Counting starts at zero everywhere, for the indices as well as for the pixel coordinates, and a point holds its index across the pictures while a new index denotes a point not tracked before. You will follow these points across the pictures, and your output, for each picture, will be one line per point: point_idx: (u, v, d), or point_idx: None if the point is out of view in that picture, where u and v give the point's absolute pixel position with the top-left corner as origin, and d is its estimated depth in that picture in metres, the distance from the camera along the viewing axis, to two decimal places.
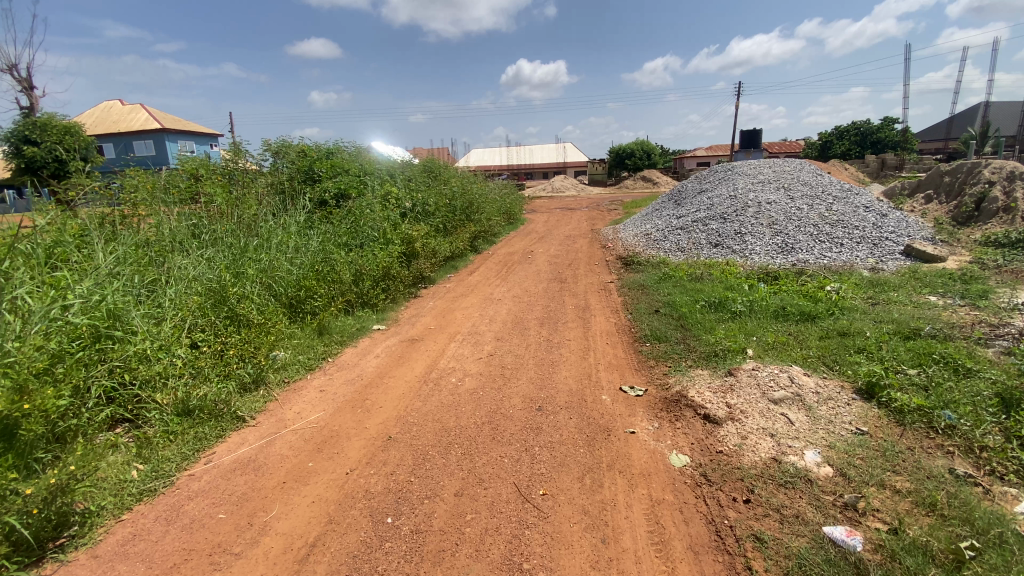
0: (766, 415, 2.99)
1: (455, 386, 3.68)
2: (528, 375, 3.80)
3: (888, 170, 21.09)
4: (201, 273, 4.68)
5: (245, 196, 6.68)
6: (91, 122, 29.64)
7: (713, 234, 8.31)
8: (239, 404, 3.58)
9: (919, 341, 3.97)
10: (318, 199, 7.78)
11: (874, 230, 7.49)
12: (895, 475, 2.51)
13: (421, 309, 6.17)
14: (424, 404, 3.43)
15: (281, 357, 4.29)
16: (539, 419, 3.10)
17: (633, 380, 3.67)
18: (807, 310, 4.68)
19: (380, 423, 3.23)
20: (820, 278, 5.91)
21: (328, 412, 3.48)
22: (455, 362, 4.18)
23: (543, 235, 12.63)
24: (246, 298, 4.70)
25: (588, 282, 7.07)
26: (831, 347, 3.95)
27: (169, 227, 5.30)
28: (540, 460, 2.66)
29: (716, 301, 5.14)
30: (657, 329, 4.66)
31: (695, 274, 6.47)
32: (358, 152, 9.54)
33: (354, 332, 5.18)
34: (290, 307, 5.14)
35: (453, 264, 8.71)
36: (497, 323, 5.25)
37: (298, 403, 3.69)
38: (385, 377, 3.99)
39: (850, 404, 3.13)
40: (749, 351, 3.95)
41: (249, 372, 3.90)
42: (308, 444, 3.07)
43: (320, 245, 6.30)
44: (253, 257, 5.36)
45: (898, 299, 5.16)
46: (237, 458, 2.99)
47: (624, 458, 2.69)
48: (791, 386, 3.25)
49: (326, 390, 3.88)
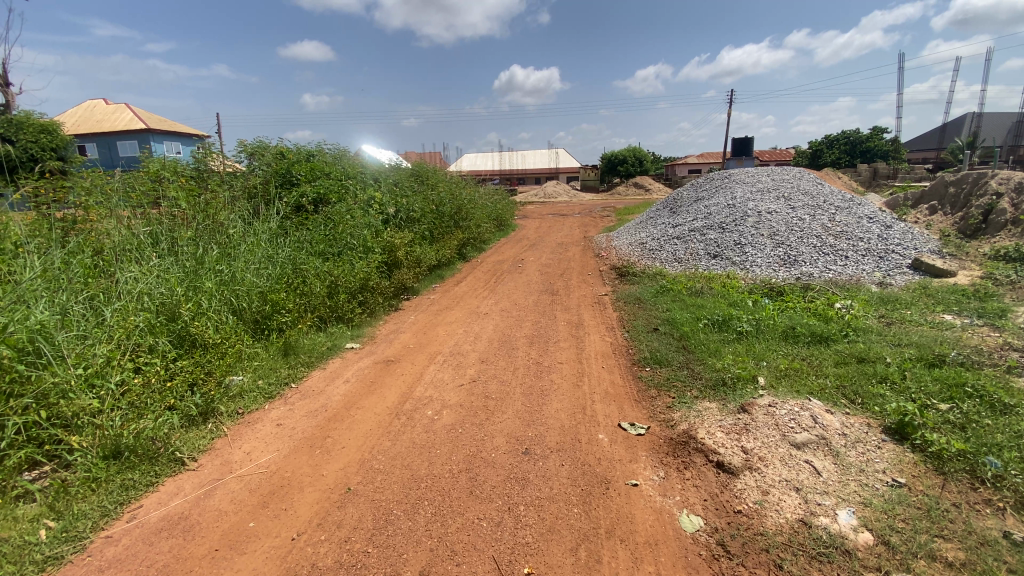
0: (788, 464, 2.57)
1: (430, 421, 3.23)
2: (514, 407, 3.35)
3: (881, 178, 20.98)
4: (151, 286, 4.23)
5: (213, 199, 6.19)
6: (74, 122, 28.88)
7: (712, 244, 7.94)
8: (179, 443, 3.14)
9: (945, 369, 3.58)
10: (294, 204, 7.29)
11: (879, 242, 7.16)
12: (945, 543, 2.10)
13: (400, 324, 5.70)
14: (392, 445, 2.97)
15: (237, 383, 3.83)
16: (524, 466, 2.66)
17: (633, 416, 3.24)
18: (819, 331, 4.29)
19: (340, 469, 2.77)
20: (828, 294, 5.55)
21: (281, 453, 3.02)
22: (433, 390, 3.72)
23: (535, 242, 12.24)
24: (202, 315, 4.21)
25: (581, 295, 6.65)
26: (850, 376, 3.56)
27: (121, 234, 4.82)
28: (525, 524, 2.22)
29: (719, 319, 4.74)
30: (657, 351, 4.25)
31: (694, 287, 6.10)
32: (341, 155, 9.08)
33: (323, 351, 4.71)
34: (254, 324, 4.65)
35: (439, 274, 8.25)
36: (482, 342, 4.82)
37: (248, 440, 3.22)
38: (353, 409, 3.52)
39: (881, 448, 2.73)
40: (760, 380, 3.54)
41: (196, 404, 3.44)
42: (252, 497, 2.62)
43: (293, 255, 5.81)
44: (213, 268, 4.88)
45: (913, 318, 4.80)
46: (166, 515, 2.55)
47: (627, 521, 2.26)
48: (814, 426, 2.84)
49: (283, 423, 3.41)
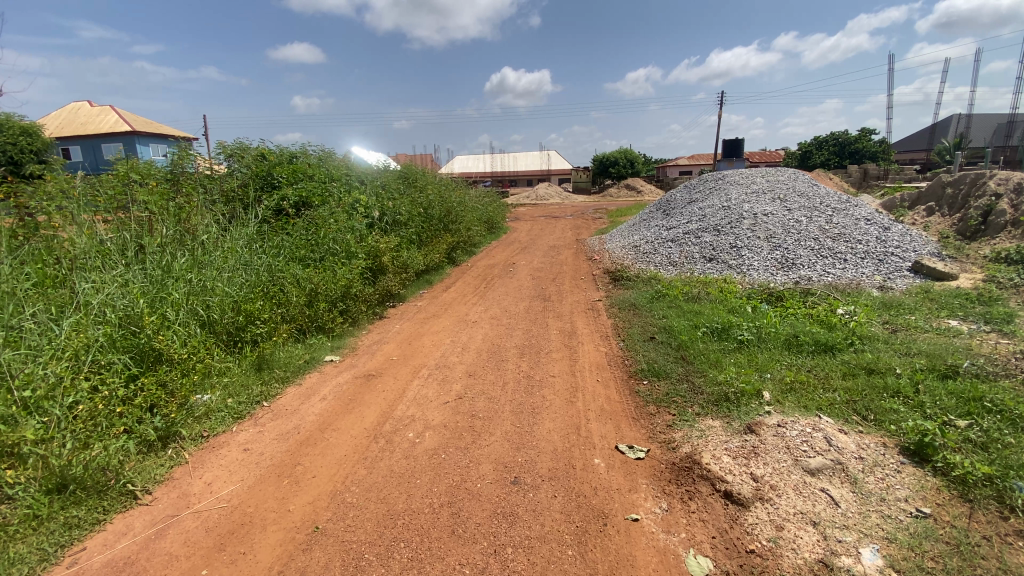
0: (803, 493, 2.34)
1: (411, 445, 2.96)
2: (503, 429, 3.09)
3: (871, 179, 20.98)
4: (113, 297, 3.92)
5: (187, 203, 5.87)
6: (57, 125, 28.17)
7: (708, 247, 7.75)
8: (133, 474, 2.82)
9: (959, 381, 3.39)
10: (274, 208, 6.98)
11: (878, 245, 7.00)
12: None
13: (384, 334, 5.41)
14: (368, 475, 2.69)
15: (203, 402, 3.53)
16: (513, 500, 2.40)
17: (631, 437, 2.99)
18: (823, 340, 4.07)
19: (308, 503, 2.50)
20: (830, 299, 5.34)
21: (244, 484, 2.74)
22: (415, 409, 3.45)
23: (526, 245, 11.98)
24: (168, 327, 3.90)
25: (574, 301, 6.42)
26: (860, 389, 3.34)
27: (84, 241, 4.50)
28: (514, 571, 1.97)
29: (719, 326, 4.52)
30: (655, 363, 4.00)
31: (691, 292, 5.88)
32: (326, 156, 8.79)
33: (300, 365, 4.42)
34: (226, 337, 4.33)
35: (427, 279, 7.97)
36: (469, 353, 4.56)
37: (210, 468, 2.93)
38: (327, 431, 3.24)
39: (900, 472, 2.51)
40: (765, 394, 3.32)
41: (155, 427, 3.13)
42: (209, 538, 2.33)
43: (271, 262, 5.51)
44: (183, 277, 4.56)
45: (919, 324, 4.62)
46: (110, 560, 2.25)
47: (628, 566, 2.01)
48: (829, 450, 2.61)
49: (251, 448, 3.12)
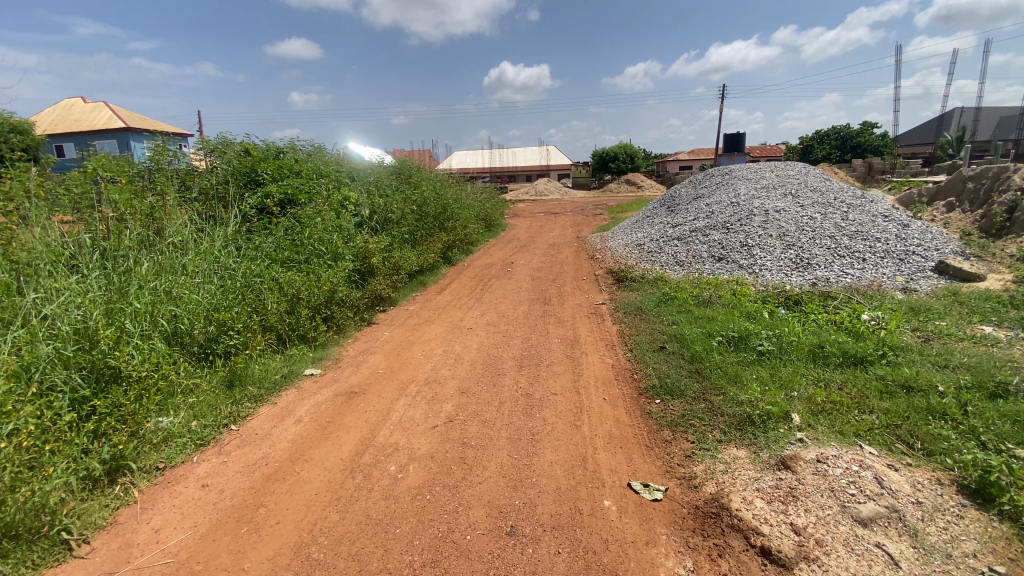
0: (854, 550, 1.96)
1: (392, 482, 2.58)
2: (498, 460, 2.71)
3: (879, 173, 20.43)
4: (65, 306, 3.48)
5: (162, 202, 5.46)
6: (51, 122, 27.74)
7: (716, 246, 7.35)
8: (69, 519, 2.41)
9: (1011, 400, 3.00)
10: (256, 206, 6.54)
11: (898, 243, 6.59)
12: None
13: (371, 343, 5.03)
14: (340, 522, 2.31)
15: (163, 426, 3.15)
16: (508, 559, 2.01)
17: (645, 473, 2.59)
18: (853, 351, 3.67)
19: (266, 560, 2.12)
20: (853, 303, 4.95)
21: (196, 533, 2.36)
22: (399, 435, 3.06)
23: (527, 243, 11.53)
24: (127, 341, 3.46)
25: (575, 304, 6.03)
26: (902, 412, 2.95)
27: (39, 242, 4.06)
28: None
29: (735, 335, 4.12)
30: (667, 378, 3.61)
31: (701, 295, 5.48)
32: (315, 151, 8.37)
33: (277, 380, 4.03)
34: (195, 351, 3.93)
35: (420, 281, 7.58)
36: (463, 366, 4.17)
37: (161, 510, 2.55)
38: (300, 463, 2.87)
39: (963, 519, 2.12)
40: (795, 417, 2.93)
41: (102, 460, 2.72)
42: None
43: (249, 266, 5.11)
44: (149, 283, 4.14)
45: (951, 331, 4.24)
46: None
47: None
48: (881, 494, 2.23)
49: (211, 484, 2.74)
